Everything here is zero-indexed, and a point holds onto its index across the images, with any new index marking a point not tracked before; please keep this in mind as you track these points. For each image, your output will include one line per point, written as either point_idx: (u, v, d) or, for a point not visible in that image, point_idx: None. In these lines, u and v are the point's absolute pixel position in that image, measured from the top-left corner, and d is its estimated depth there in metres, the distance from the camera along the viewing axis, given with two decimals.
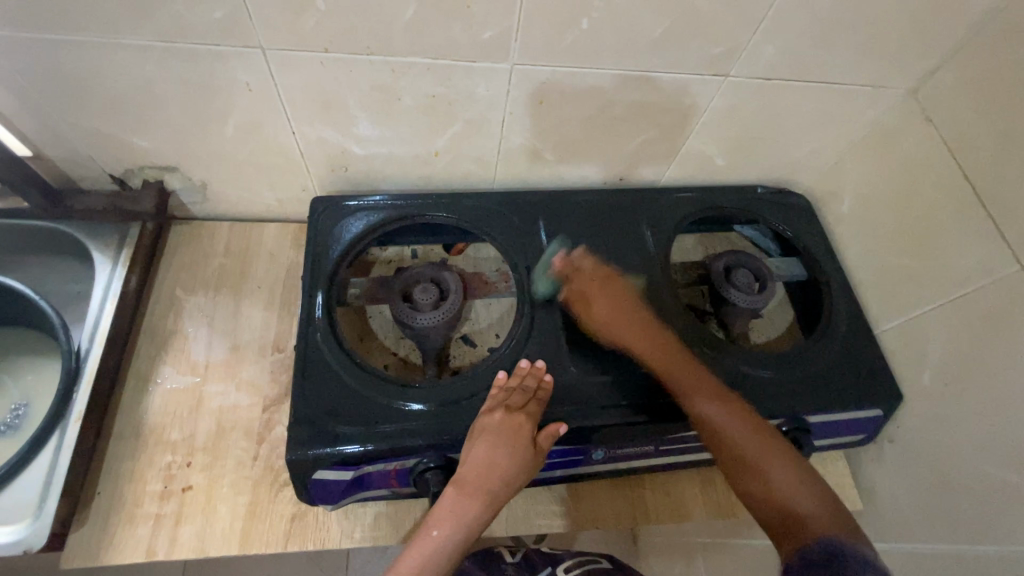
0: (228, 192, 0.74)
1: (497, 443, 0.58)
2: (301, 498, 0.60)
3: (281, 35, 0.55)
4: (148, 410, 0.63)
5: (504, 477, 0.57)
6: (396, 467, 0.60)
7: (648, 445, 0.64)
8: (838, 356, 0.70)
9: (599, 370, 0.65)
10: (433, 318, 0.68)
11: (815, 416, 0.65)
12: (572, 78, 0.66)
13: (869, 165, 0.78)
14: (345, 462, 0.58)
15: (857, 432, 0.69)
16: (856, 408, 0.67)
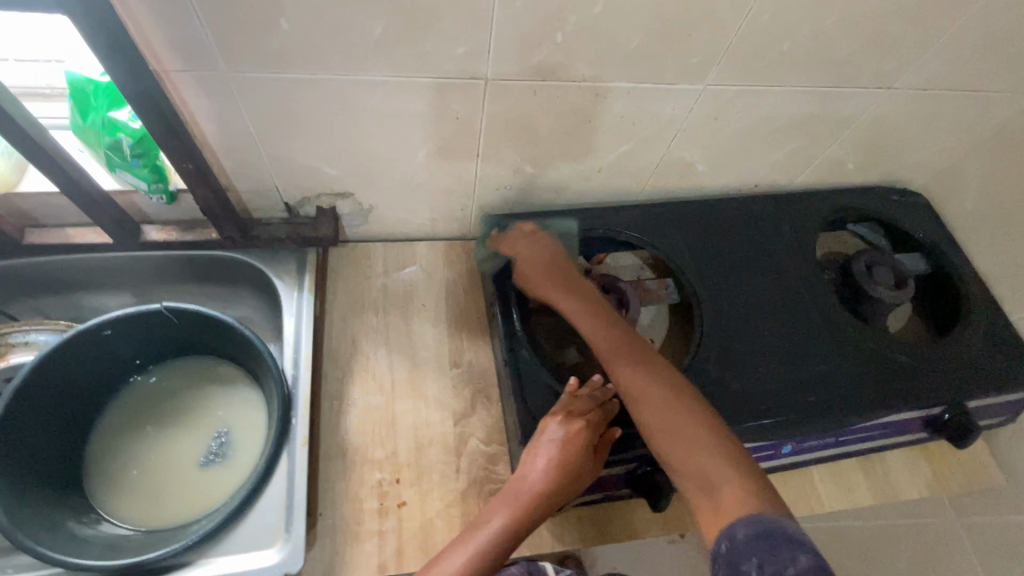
0: (390, 215, 0.75)
1: (547, 445, 0.57)
2: None
3: (508, 67, 0.54)
4: (347, 432, 0.66)
5: (558, 488, 0.55)
6: (616, 470, 0.61)
7: (830, 437, 0.68)
8: (982, 345, 0.73)
9: (779, 370, 0.68)
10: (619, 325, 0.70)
11: (978, 401, 0.70)
12: (759, 94, 0.63)
13: (992, 166, 0.77)
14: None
15: (1003, 413, 0.73)
16: (1008, 392, 0.70)
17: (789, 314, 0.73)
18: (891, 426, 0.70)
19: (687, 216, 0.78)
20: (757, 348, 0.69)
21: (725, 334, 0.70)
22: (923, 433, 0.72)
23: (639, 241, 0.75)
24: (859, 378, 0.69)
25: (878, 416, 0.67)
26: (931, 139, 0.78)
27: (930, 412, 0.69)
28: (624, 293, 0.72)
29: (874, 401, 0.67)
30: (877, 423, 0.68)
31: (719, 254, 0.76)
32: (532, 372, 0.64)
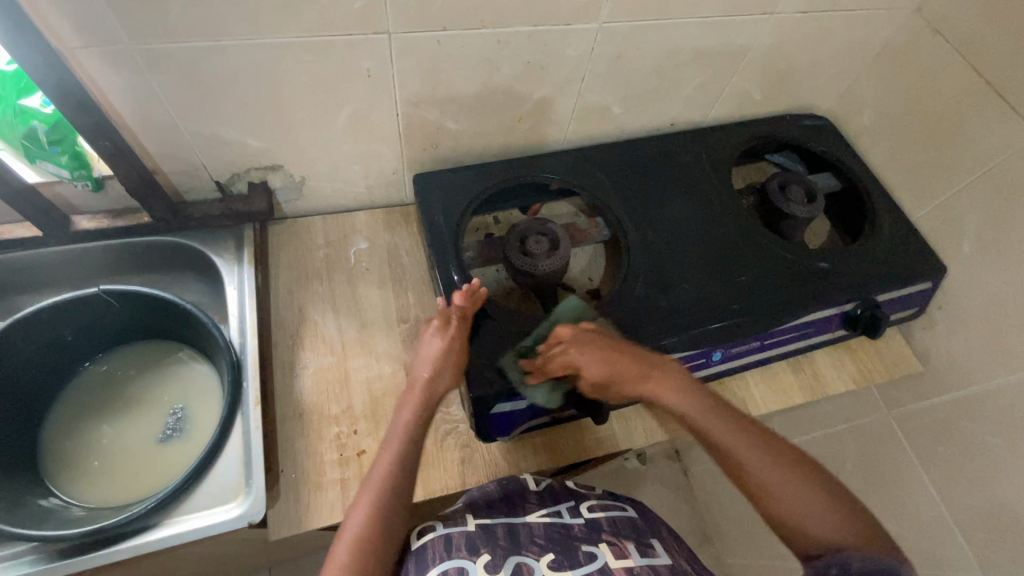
0: (324, 185, 0.77)
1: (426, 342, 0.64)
2: (480, 436, 0.65)
3: (407, 19, 0.57)
4: (302, 394, 0.68)
5: (436, 384, 0.61)
6: (557, 392, 0.65)
7: (755, 342, 0.73)
8: (886, 245, 0.79)
9: (705, 285, 0.73)
10: (552, 262, 0.71)
11: (885, 296, 0.76)
12: (655, 28, 0.67)
13: (883, 81, 0.83)
14: (516, 395, 0.63)
15: (913, 305, 0.79)
16: (913, 282, 0.77)
17: (713, 235, 0.77)
18: (810, 326, 0.75)
19: (610, 157, 0.82)
20: (680, 269, 0.74)
21: (649, 260, 0.74)
22: (841, 332, 0.78)
23: (567, 184, 0.78)
24: (777, 286, 0.74)
25: (795, 316, 0.72)
26: (826, 62, 0.83)
27: (843, 308, 0.75)
28: (555, 233, 0.73)
29: (792, 304, 0.73)
30: (796, 324, 0.74)
31: (643, 188, 0.80)
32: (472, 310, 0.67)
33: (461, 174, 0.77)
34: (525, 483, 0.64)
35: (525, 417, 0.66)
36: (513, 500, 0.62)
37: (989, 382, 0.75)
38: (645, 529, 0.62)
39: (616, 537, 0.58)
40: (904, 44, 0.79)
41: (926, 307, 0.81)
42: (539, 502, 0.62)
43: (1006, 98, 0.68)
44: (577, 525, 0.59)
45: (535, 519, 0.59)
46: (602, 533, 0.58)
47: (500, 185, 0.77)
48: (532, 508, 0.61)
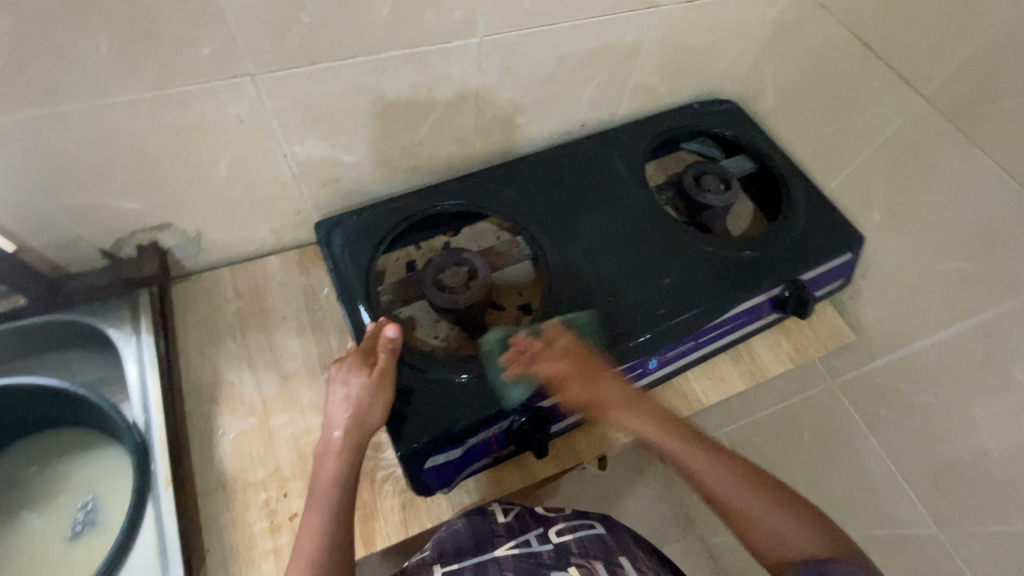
0: (224, 236, 0.73)
1: (359, 371, 0.59)
2: (417, 492, 0.62)
3: (266, 59, 0.54)
4: (223, 464, 0.64)
5: (365, 423, 0.57)
6: (496, 432, 0.63)
7: (689, 342, 0.72)
8: (804, 221, 0.79)
9: (629, 293, 0.71)
10: (472, 294, 0.68)
11: (810, 274, 0.76)
12: (539, 34, 0.66)
13: (780, 59, 0.83)
14: (451, 443, 0.60)
15: (838, 277, 0.80)
16: (834, 256, 0.77)
17: (633, 239, 0.76)
18: (742, 316, 0.75)
19: (521, 172, 0.80)
20: (604, 280, 0.72)
21: (570, 275, 0.72)
22: (774, 315, 0.78)
23: (476, 209, 0.77)
24: (703, 283, 0.73)
25: (723, 310, 0.72)
26: (723, 47, 0.83)
27: (771, 294, 0.75)
28: (472, 262, 0.70)
29: (720, 299, 0.72)
30: (728, 317, 0.73)
31: (555, 201, 0.78)
32: None
33: (365, 214, 0.74)
34: (491, 516, 0.63)
35: (467, 463, 0.64)
36: (482, 537, 0.59)
37: (916, 343, 0.76)
38: (615, 547, 0.59)
39: (585, 559, 0.54)
40: (794, 21, 0.79)
41: (852, 277, 0.82)
42: (507, 533, 0.60)
43: (890, 66, 0.69)
44: (546, 548, 0.56)
45: (503, 552, 0.56)
46: (572, 555, 0.55)
47: (410, 219, 0.75)
48: (501, 541, 0.59)
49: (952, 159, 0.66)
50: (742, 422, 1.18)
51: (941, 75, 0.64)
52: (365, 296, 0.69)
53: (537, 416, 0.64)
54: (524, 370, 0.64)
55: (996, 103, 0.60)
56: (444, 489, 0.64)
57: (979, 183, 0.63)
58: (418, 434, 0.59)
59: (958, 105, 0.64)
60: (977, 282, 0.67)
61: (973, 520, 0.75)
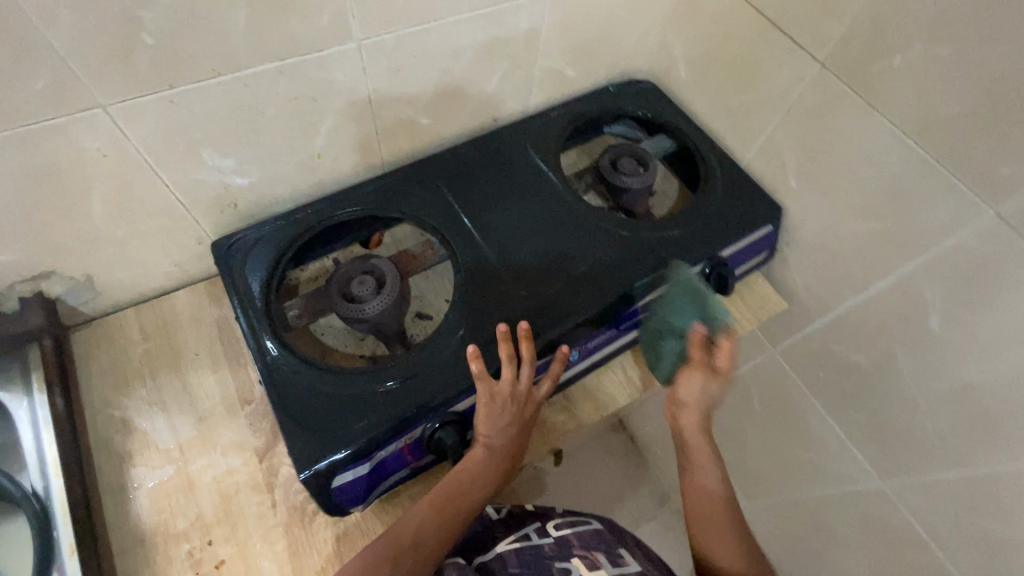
0: (119, 276, 0.69)
1: (499, 396, 0.59)
2: (328, 512, 0.59)
3: (117, 85, 0.50)
4: (139, 518, 0.61)
5: (523, 429, 0.62)
6: (407, 442, 0.60)
7: (611, 330, 0.71)
8: (721, 196, 0.78)
9: (540, 283, 0.69)
10: (380, 302, 0.64)
11: (732, 249, 0.75)
12: (422, 32, 0.63)
13: (685, 31, 0.82)
14: (356, 462, 0.57)
15: (761, 252, 0.80)
16: (754, 229, 0.76)
17: (549, 229, 0.74)
18: (664, 298, 0.73)
19: (432, 173, 0.77)
20: (518, 276, 0.69)
21: (483, 275, 0.69)
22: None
23: (381, 214, 0.73)
24: (619, 268, 0.71)
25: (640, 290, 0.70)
26: (626, 26, 0.81)
27: (691, 273, 0.73)
28: (380, 269, 0.67)
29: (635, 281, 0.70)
30: (648, 299, 0.72)
31: (468, 200, 0.75)
32: (289, 380, 0.61)
33: (263, 230, 0.70)
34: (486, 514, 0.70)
35: (382, 478, 0.61)
36: (478, 539, 0.66)
37: (840, 304, 0.76)
38: (614, 542, 0.63)
39: (587, 550, 0.60)
40: None
41: (776, 247, 0.81)
42: (507, 531, 0.66)
43: (786, 32, 0.68)
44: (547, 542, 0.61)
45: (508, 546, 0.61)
46: (573, 548, 0.60)
47: (313, 230, 0.71)
48: (500, 539, 0.64)
49: (852, 121, 0.65)
50: None
51: (832, 37, 0.64)
52: (264, 318, 0.65)
53: (453, 422, 0.61)
54: (434, 376, 0.61)
55: (885, 61, 0.60)
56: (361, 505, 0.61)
57: (878, 143, 0.64)
58: (318, 452, 0.56)
59: (850, 66, 0.63)
60: (887, 242, 0.67)
61: (912, 470, 0.76)
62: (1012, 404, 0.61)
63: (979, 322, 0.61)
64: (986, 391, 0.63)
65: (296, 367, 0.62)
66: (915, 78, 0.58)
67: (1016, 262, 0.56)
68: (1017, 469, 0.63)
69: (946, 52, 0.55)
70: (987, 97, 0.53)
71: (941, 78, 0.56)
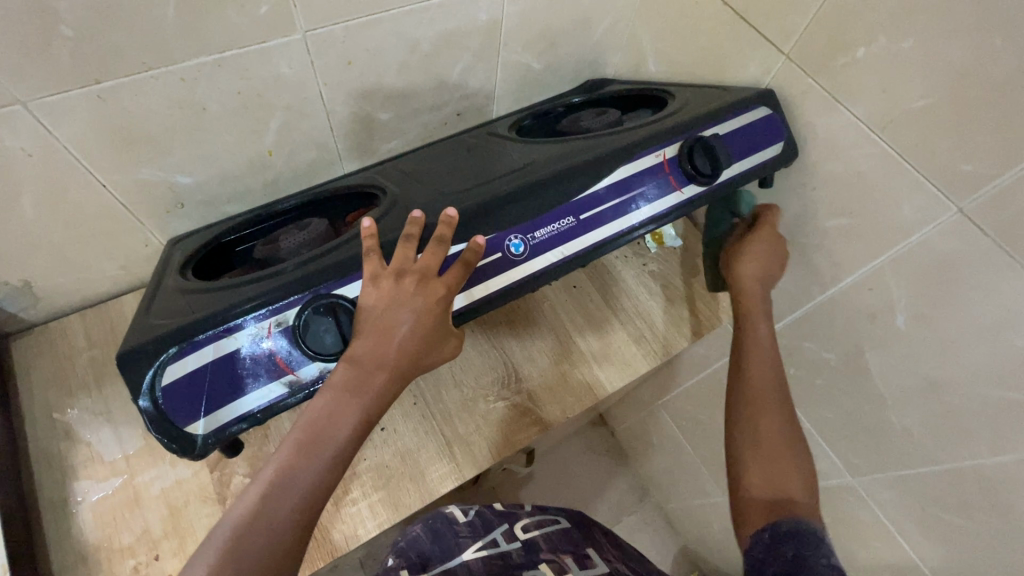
0: (60, 281, 0.66)
1: (385, 279, 0.49)
2: (155, 429, 0.46)
3: (37, 81, 0.47)
4: (82, 534, 0.58)
5: (413, 343, 0.49)
6: (270, 333, 0.49)
7: (565, 219, 0.57)
8: (700, 104, 0.68)
9: (471, 190, 0.58)
10: (296, 237, 0.59)
11: (717, 130, 0.63)
12: (374, 23, 0.60)
13: (653, 23, 0.79)
14: (193, 344, 0.47)
15: (765, 148, 0.65)
16: (738, 115, 0.65)
17: (494, 161, 0.65)
18: (637, 185, 0.60)
19: (386, 166, 0.73)
20: (456, 189, 0.60)
21: (415, 199, 0.61)
22: (693, 188, 0.62)
23: (324, 194, 0.69)
24: (570, 157, 0.60)
25: (589, 169, 0.58)
26: (594, 16, 0.79)
27: (666, 155, 0.61)
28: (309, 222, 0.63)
29: (584, 167, 0.58)
30: (614, 183, 0.59)
31: (412, 169, 0.69)
32: (168, 306, 0.52)
33: (208, 225, 0.68)
34: (453, 517, 0.67)
35: (238, 387, 0.48)
36: (445, 539, 0.63)
37: (811, 301, 0.75)
38: (581, 539, 0.65)
39: (555, 554, 0.59)
40: None
41: (789, 156, 0.67)
42: (472, 535, 0.64)
43: (752, 24, 0.67)
44: (515, 547, 0.60)
45: (475, 553, 0.59)
46: (542, 553, 0.59)
47: (256, 215, 0.67)
48: (466, 542, 0.62)
49: (817, 115, 0.64)
50: (674, 395, 1.17)
51: (797, 30, 0.62)
52: (176, 273, 0.59)
53: (336, 309, 0.50)
54: (323, 265, 0.51)
55: (849, 54, 0.58)
56: (201, 426, 0.47)
57: (844, 139, 0.62)
58: (158, 343, 0.46)
59: (816, 59, 0.62)
60: (856, 238, 0.65)
61: (885, 467, 0.75)
62: (978, 400, 0.60)
63: (945, 318, 0.60)
64: (953, 388, 0.62)
65: (180, 294, 0.53)
66: (880, 72, 0.57)
67: (983, 257, 0.55)
68: (986, 464, 0.62)
69: (910, 46, 0.53)
70: (950, 89, 0.52)
71: (905, 71, 0.55)
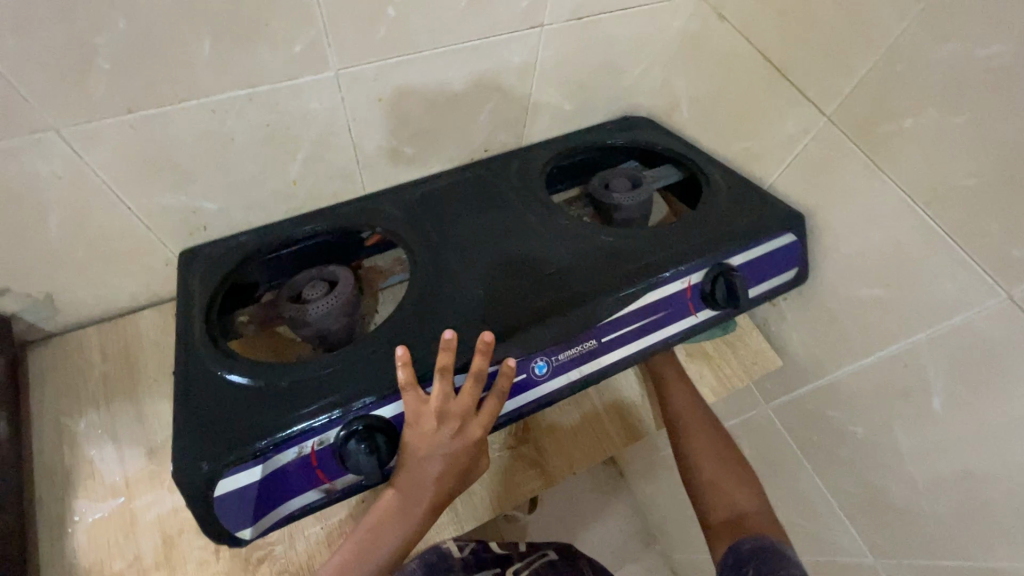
0: (80, 295, 0.66)
1: (426, 418, 0.50)
2: (209, 538, 0.47)
3: (72, 109, 0.48)
4: (75, 556, 0.57)
5: (452, 473, 0.53)
6: (314, 450, 0.50)
7: (590, 341, 0.59)
8: (727, 208, 0.70)
9: (495, 292, 0.61)
10: (325, 303, 0.58)
11: (743, 257, 0.65)
12: (407, 63, 0.60)
13: (689, 71, 0.78)
14: (244, 461, 0.47)
15: (787, 268, 0.68)
16: (769, 240, 0.66)
17: (521, 241, 0.66)
18: (658, 310, 0.62)
19: (415, 198, 0.71)
20: (482, 281, 0.62)
21: (443, 277, 0.62)
22: (705, 313, 0.65)
23: (348, 230, 0.68)
24: (595, 272, 0.62)
25: (617, 291, 0.60)
26: (628, 60, 0.78)
27: (691, 281, 0.63)
28: (335, 275, 0.62)
29: (605, 286, 0.61)
30: (638, 308, 0.61)
31: (439, 221, 0.69)
32: (201, 372, 0.53)
33: (225, 245, 0.66)
34: (449, 552, 0.73)
35: (283, 495, 0.50)
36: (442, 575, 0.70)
37: (842, 368, 0.71)
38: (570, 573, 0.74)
39: None
40: (700, 31, 0.75)
41: (804, 268, 0.70)
42: (467, 569, 0.72)
43: (793, 79, 0.64)
44: None
45: None
46: None
47: (277, 247, 0.66)
48: None
49: (857, 180, 0.61)
50: None
51: (841, 92, 0.60)
52: (202, 310, 0.59)
53: (373, 431, 0.50)
54: (361, 379, 0.52)
55: (896, 123, 0.56)
56: (248, 531, 0.49)
57: (883, 208, 0.59)
58: (199, 442, 0.48)
59: (858, 123, 0.59)
60: (891, 310, 0.62)
61: (910, 552, 0.70)
62: (1017, 497, 0.56)
63: (986, 406, 0.56)
64: (988, 479, 0.58)
65: (212, 356, 0.55)
66: (925, 143, 0.54)
67: None
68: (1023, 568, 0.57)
69: (962, 121, 0.51)
70: (1003, 168, 0.49)
71: (955, 145, 0.52)
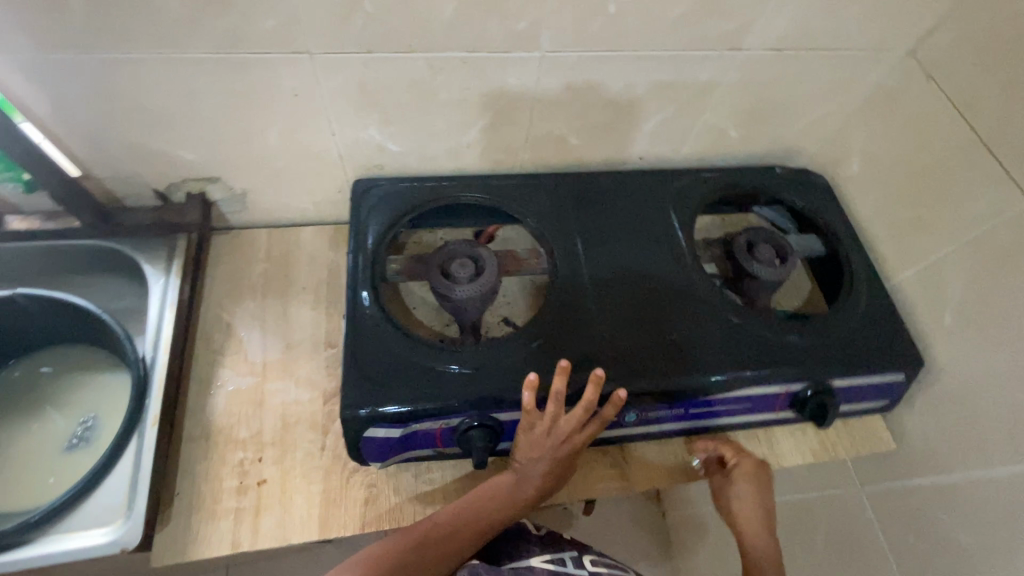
0: (266, 200, 0.76)
1: (538, 432, 0.55)
2: (351, 458, 0.59)
3: (326, 38, 0.57)
4: (212, 413, 0.66)
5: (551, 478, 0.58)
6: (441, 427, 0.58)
7: (678, 410, 0.62)
8: (863, 319, 0.68)
9: (619, 323, 0.63)
10: (470, 290, 0.63)
11: (846, 382, 0.64)
12: (604, 59, 0.64)
13: (874, 126, 0.76)
14: (386, 420, 0.56)
15: (882, 398, 0.68)
16: (881, 372, 0.65)
17: (658, 274, 0.68)
18: (748, 402, 0.64)
19: (567, 191, 0.75)
20: (611, 307, 0.65)
21: (580, 287, 0.66)
22: (787, 413, 0.67)
23: (500, 208, 0.73)
24: (708, 340, 0.64)
25: (725, 370, 0.61)
26: (811, 102, 0.76)
27: (789, 390, 0.63)
28: (483, 259, 0.65)
29: (718, 355, 0.62)
30: (736, 396, 0.63)
31: (585, 225, 0.72)
32: (365, 315, 0.62)
33: (393, 188, 0.72)
34: None
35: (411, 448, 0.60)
36: None
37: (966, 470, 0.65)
38: None
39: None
40: (896, 87, 0.72)
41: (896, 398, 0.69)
42: None
43: (995, 153, 0.61)
44: None
45: None
46: None
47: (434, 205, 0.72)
48: None
49: None
50: None
51: None
52: (368, 252, 0.67)
53: (487, 429, 0.58)
54: (497, 372, 0.58)
55: None
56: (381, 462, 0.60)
57: None
58: (356, 376, 0.57)
59: None
60: None
61: None
62: None
63: None
64: None
65: (375, 303, 0.63)
66: None
67: None
68: None
69: None
70: None
71: None
